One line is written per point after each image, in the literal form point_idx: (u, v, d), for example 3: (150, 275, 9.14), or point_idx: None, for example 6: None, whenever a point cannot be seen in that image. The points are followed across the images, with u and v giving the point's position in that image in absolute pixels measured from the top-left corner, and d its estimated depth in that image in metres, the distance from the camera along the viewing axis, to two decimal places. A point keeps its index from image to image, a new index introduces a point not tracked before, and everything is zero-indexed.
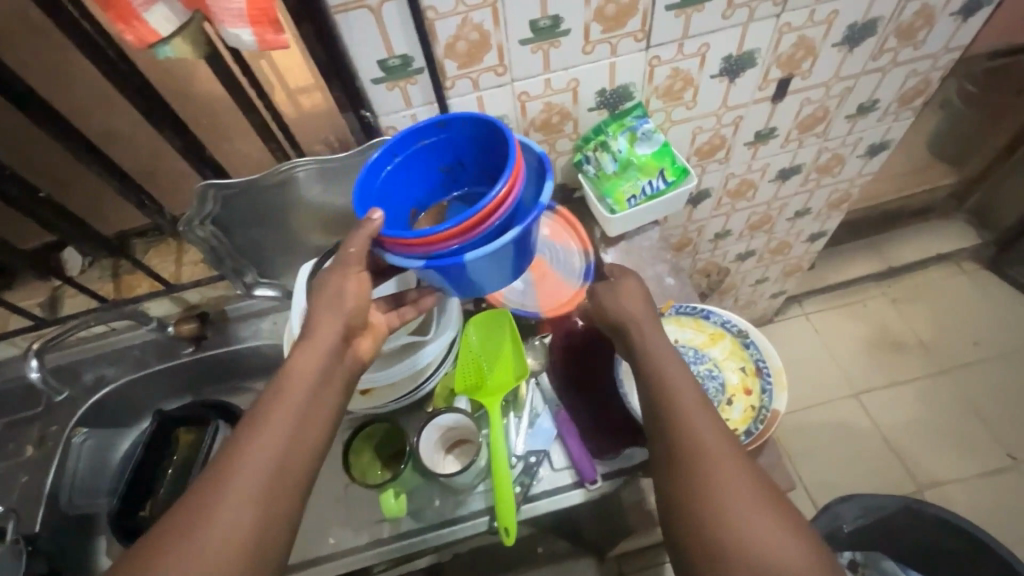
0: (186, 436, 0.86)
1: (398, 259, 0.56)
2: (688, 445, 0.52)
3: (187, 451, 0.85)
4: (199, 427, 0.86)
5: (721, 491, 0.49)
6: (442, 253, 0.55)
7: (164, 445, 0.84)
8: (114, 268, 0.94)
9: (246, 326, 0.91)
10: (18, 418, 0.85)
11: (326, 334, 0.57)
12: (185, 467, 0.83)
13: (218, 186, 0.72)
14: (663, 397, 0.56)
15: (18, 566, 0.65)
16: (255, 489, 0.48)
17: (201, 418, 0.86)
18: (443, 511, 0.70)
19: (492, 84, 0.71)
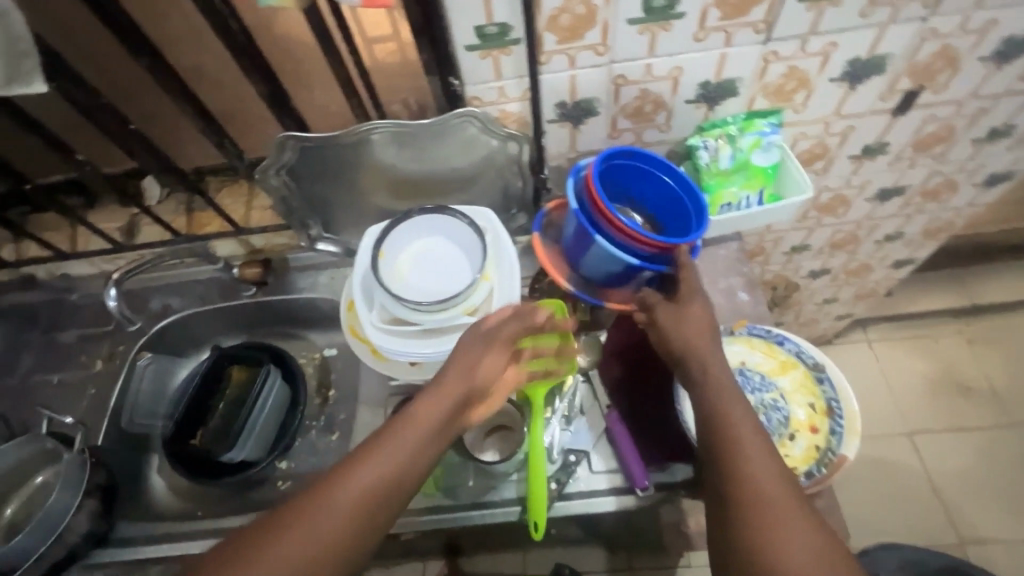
0: (238, 373, 0.88)
1: (620, 252, 0.67)
2: (733, 445, 0.54)
3: (237, 388, 0.87)
4: (251, 367, 0.88)
5: (751, 488, 0.51)
6: (657, 259, 0.68)
7: (218, 379, 0.87)
8: (189, 203, 0.94)
9: (304, 277, 0.92)
10: (90, 333, 0.91)
11: (448, 390, 0.58)
12: (234, 404, 0.85)
13: (297, 138, 0.72)
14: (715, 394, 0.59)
15: (83, 475, 0.70)
16: (349, 521, 0.49)
17: (256, 358, 0.88)
18: (475, 492, 0.71)
19: (590, 63, 0.66)
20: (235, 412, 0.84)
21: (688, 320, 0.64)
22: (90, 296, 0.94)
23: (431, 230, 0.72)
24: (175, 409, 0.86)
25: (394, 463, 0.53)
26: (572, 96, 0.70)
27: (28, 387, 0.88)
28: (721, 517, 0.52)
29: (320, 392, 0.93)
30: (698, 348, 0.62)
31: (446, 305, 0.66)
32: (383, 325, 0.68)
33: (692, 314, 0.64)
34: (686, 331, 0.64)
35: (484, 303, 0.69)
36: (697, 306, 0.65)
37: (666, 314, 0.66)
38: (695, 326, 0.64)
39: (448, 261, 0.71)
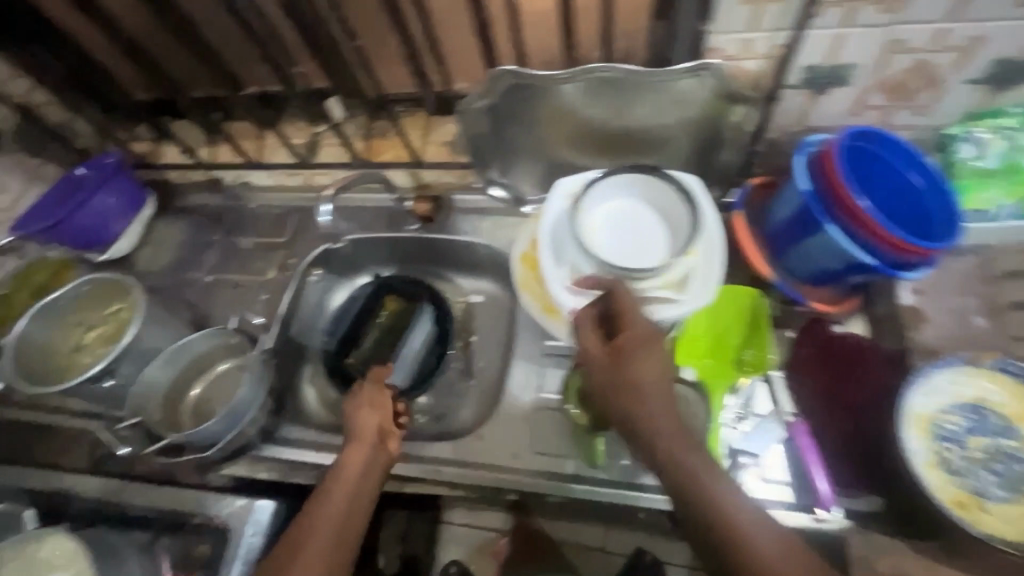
0: (391, 304, 0.89)
1: (851, 247, 0.60)
2: (727, 534, 0.48)
3: (391, 318, 0.88)
4: (406, 300, 0.89)
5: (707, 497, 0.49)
6: (893, 262, 0.60)
7: (374, 306, 0.89)
8: (369, 127, 0.93)
9: (467, 220, 0.90)
10: (266, 242, 0.96)
11: (359, 439, 0.65)
12: (387, 334, 0.86)
13: (511, 75, 0.68)
14: (681, 474, 0.50)
15: (259, 395, 0.72)
16: (325, 559, 0.57)
17: (412, 292, 0.89)
18: (629, 471, 0.68)
19: (867, 22, 0.56)
20: (390, 340, 0.86)
21: (636, 369, 0.53)
22: (267, 206, 0.99)
23: (633, 190, 0.66)
24: (335, 329, 0.89)
25: (337, 510, 0.60)
26: (828, 60, 0.61)
27: (208, 283, 0.95)
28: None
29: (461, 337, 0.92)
30: (651, 418, 0.52)
31: (647, 275, 0.61)
32: (570, 283, 0.65)
33: (640, 364, 0.53)
34: (632, 403, 0.53)
35: (686, 278, 0.63)
36: (646, 355, 0.54)
37: (613, 368, 0.54)
38: (647, 387, 0.52)
39: (645, 226, 0.65)
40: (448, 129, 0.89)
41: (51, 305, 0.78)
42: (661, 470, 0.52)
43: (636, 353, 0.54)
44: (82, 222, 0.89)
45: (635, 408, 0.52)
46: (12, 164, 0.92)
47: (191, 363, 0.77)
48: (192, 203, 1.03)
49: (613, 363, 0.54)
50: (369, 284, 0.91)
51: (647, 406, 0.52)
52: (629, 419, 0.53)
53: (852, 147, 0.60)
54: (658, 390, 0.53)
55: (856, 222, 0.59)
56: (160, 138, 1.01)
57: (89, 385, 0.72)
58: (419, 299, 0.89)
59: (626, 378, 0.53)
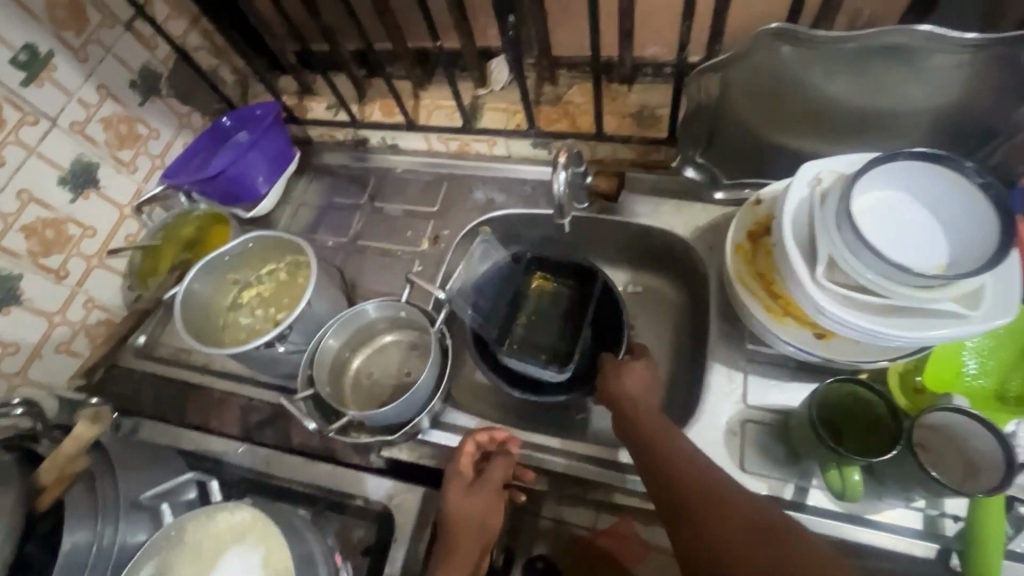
0: (538, 282, 0.81)
1: None
2: (663, 457, 0.56)
3: (550, 297, 0.80)
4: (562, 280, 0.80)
5: (651, 442, 0.58)
6: None
7: (522, 283, 0.80)
8: (538, 93, 0.85)
9: (645, 203, 0.79)
10: (414, 210, 0.89)
11: (464, 545, 0.59)
12: (550, 311, 0.80)
13: (764, 33, 0.60)
14: (651, 419, 0.60)
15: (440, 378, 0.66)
16: None
17: (565, 270, 0.79)
18: (861, 504, 0.59)
19: None
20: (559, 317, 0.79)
21: (636, 365, 0.65)
22: (414, 171, 0.92)
23: (910, 181, 0.56)
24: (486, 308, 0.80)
25: None
26: None
27: (354, 251, 0.89)
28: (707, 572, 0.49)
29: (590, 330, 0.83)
30: (636, 396, 0.63)
31: (936, 286, 0.51)
32: (827, 285, 0.55)
33: (635, 369, 0.65)
34: (622, 377, 0.65)
35: (978, 293, 0.52)
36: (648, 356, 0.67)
37: (615, 362, 0.67)
38: (635, 376, 0.64)
39: (921, 226, 0.55)
40: (631, 99, 0.80)
41: (215, 259, 0.75)
42: (631, 432, 0.60)
43: (630, 367, 0.65)
44: (231, 174, 0.83)
45: (619, 394, 0.64)
46: (166, 109, 0.87)
47: (357, 331, 0.73)
48: (334, 163, 0.97)
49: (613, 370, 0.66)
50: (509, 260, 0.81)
51: (637, 388, 0.64)
52: (607, 389, 0.65)
53: None
54: (644, 383, 0.64)
55: None
56: (307, 92, 0.95)
57: (261, 348, 0.68)
58: (575, 279, 0.79)
59: (626, 371, 0.65)
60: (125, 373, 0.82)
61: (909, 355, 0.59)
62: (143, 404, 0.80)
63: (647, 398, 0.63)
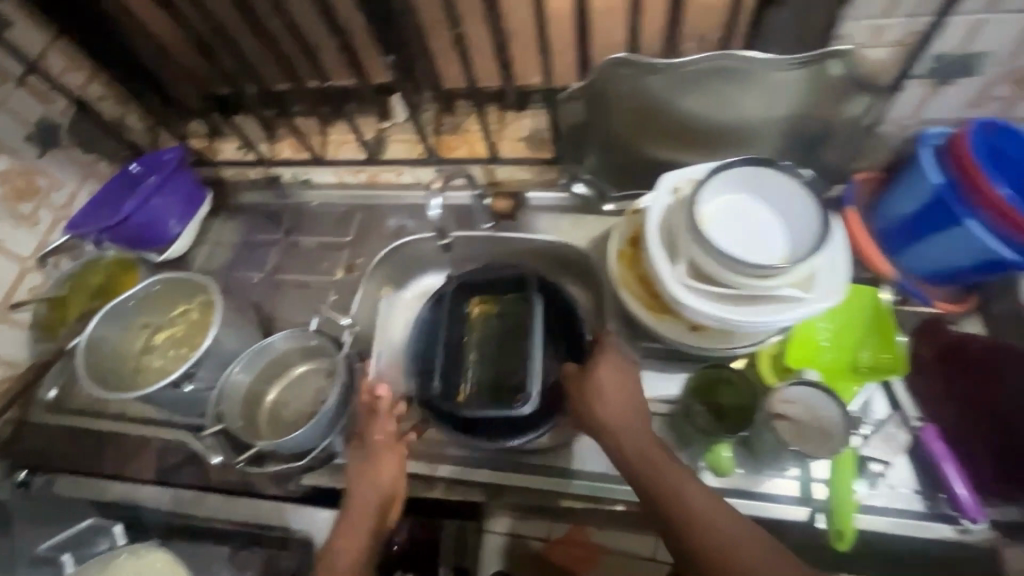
0: (477, 310, 0.78)
1: (996, 239, 0.57)
2: (664, 488, 0.54)
3: (494, 324, 0.78)
4: (501, 299, 0.79)
5: (648, 473, 0.55)
6: None
7: (461, 317, 0.78)
8: (439, 124, 0.90)
9: (545, 220, 0.85)
10: (328, 241, 0.92)
11: (362, 511, 0.63)
12: (500, 336, 0.78)
13: (618, 61, 0.67)
14: (644, 458, 0.56)
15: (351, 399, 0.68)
16: None
17: (498, 288, 0.78)
18: (745, 480, 0.64)
19: (1010, 8, 0.55)
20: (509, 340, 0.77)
21: (611, 388, 0.60)
22: (327, 204, 0.95)
23: (752, 184, 0.63)
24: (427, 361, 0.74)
25: None
26: (959, 48, 0.59)
27: (270, 285, 0.91)
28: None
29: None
30: (616, 423, 0.59)
31: (775, 274, 0.58)
32: (688, 281, 0.61)
33: (606, 376, 0.61)
34: (598, 406, 0.59)
35: (814, 277, 0.60)
36: (609, 361, 0.62)
37: (582, 387, 0.61)
38: (614, 386, 0.60)
39: (766, 222, 0.62)
40: (522, 125, 0.86)
41: (120, 304, 0.75)
42: (622, 461, 0.57)
43: (601, 376, 0.61)
44: (141, 217, 0.84)
45: (600, 410, 0.59)
46: (68, 159, 0.87)
47: (270, 364, 0.74)
48: (248, 202, 0.99)
49: (582, 375, 0.62)
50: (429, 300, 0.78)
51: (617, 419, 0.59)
52: (588, 406, 0.60)
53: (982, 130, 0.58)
54: (622, 393, 0.60)
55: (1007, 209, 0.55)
56: (217, 134, 0.98)
57: (169, 388, 0.68)
58: (514, 291, 0.78)
59: (597, 381, 0.61)
60: (34, 429, 0.81)
61: (772, 337, 0.66)
62: (53, 458, 0.78)
63: (628, 422, 0.59)
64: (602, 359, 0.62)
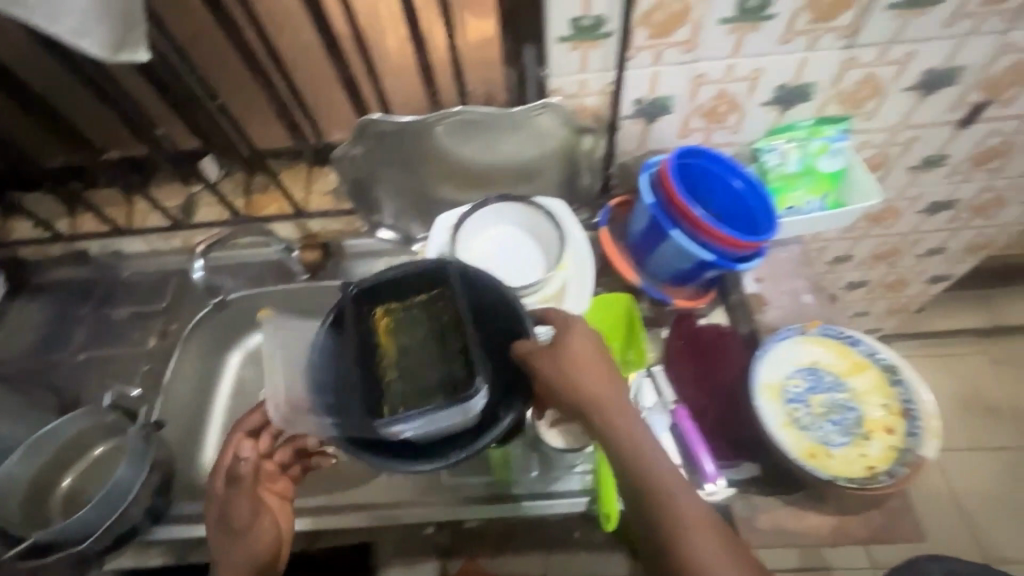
0: (384, 323, 0.58)
1: (700, 246, 0.69)
2: (646, 479, 0.52)
3: (409, 334, 0.58)
4: (410, 302, 0.59)
5: (639, 460, 0.53)
6: (732, 256, 0.70)
7: (369, 341, 0.58)
8: (247, 184, 0.92)
9: (361, 264, 0.90)
10: (142, 310, 0.90)
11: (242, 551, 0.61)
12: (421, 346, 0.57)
13: (377, 122, 0.73)
14: (631, 444, 0.53)
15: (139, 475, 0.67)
16: None
17: (404, 288, 0.60)
18: (538, 483, 0.70)
19: (674, 61, 0.67)
20: (435, 349, 0.57)
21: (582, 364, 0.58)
22: (141, 272, 0.94)
23: (506, 218, 0.72)
24: (345, 395, 0.56)
25: None
26: (650, 93, 0.71)
27: (77, 364, 0.87)
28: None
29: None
30: (598, 403, 0.55)
31: (523, 294, 0.67)
32: None
33: (580, 350, 0.57)
34: (573, 377, 0.55)
35: (561, 291, 0.69)
36: (581, 336, 0.58)
37: (554, 360, 0.55)
38: (590, 361, 0.57)
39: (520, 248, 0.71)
40: (327, 178, 0.90)
41: None
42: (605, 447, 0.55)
43: (574, 347, 0.57)
44: None
45: (580, 390, 0.55)
46: None
47: (59, 449, 0.71)
48: (53, 279, 0.94)
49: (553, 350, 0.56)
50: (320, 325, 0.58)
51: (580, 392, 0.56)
52: (565, 386, 0.55)
53: (676, 157, 0.70)
54: (601, 368, 0.57)
55: (699, 222, 0.68)
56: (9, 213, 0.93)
57: None
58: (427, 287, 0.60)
59: (570, 356, 0.56)
60: None
61: None
62: None
63: (614, 399, 0.55)
64: (569, 331, 0.59)
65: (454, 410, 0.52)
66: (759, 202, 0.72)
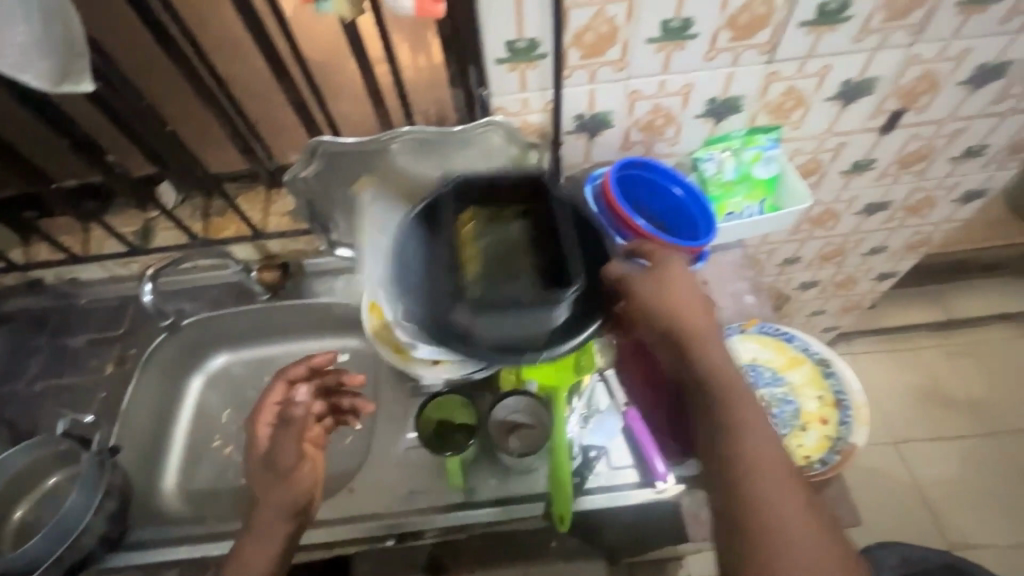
0: (470, 228, 0.73)
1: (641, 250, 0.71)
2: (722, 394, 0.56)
3: (497, 238, 0.73)
4: (499, 215, 0.74)
5: (726, 380, 0.57)
6: None
7: (456, 235, 0.72)
8: (206, 208, 0.93)
9: (321, 283, 0.92)
10: (100, 337, 0.90)
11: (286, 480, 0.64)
12: (508, 249, 0.72)
13: (328, 143, 0.75)
14: (715, 366, 0.58)
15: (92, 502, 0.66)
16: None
17: (497, 203, 0.75)
18: (497, 489, 0.72)
19: (608, 78, 0.71)
20: (526, 254, 0.72)
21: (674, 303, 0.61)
22: (99, 299, 0.93)
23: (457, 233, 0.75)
24: (437, 290, 0.71)
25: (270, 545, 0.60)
26: (589, 109, 0.75)
27: (32, 396, 0.86)
28: (728, 546, 0.50)
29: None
30: (692, 331, 0.60)
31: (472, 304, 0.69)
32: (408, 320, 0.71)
33: (678, 284, 0.63)
34: (671, 305, 0.61)
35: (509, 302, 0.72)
36: (678, 277, 0.63)
37: (652, 290, 0.62)
38: (684, 295, 0.62)
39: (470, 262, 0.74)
40: (285, 200, 0.92)
41: None
42: (687, 366, 0.59)
43: (671, 282, 0.63)
44: None
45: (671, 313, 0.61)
46: None
47: (13, 480, 0.71)
48: (8, 310, 0.93)
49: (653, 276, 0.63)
50: (422, 218, 0.71)
51: (669, 314, 0.61)
52: (660, 307, 0.61)
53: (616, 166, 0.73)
54: (694, 302, 0.62)
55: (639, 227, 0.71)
56: None
57: None
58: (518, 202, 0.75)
59: (668, 290, 0.62)
60: None
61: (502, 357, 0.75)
62: None
63: (707, 333, 0.60)
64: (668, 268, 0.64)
65: (545, 315, 0.66)
66: (699, 210, 0.75)
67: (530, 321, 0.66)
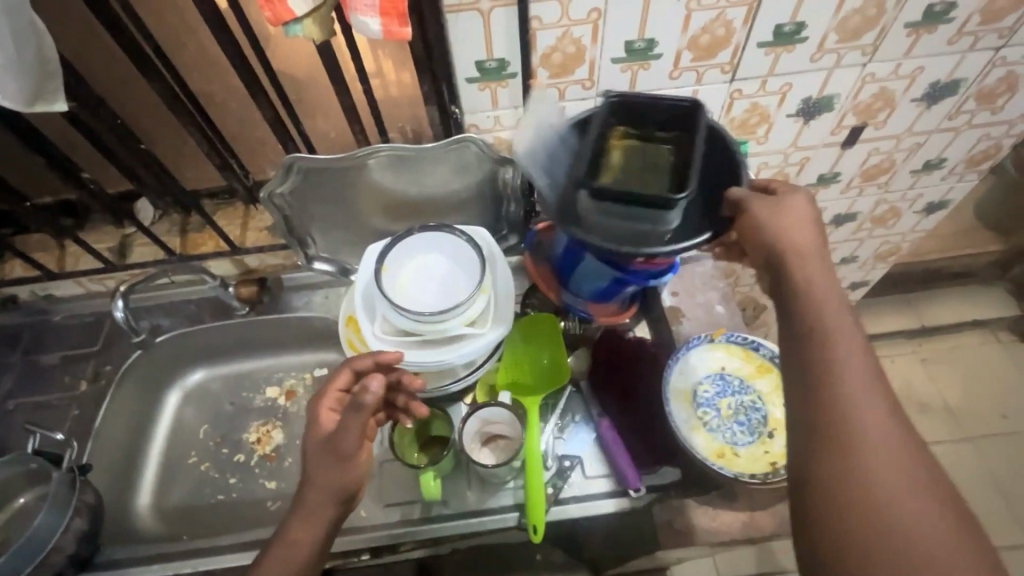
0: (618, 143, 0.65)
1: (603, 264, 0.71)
2: (826, 338, 0.47)
3: (639, 154, 0.63)
4: (650, 134, 0.64)
5: (825, 324, 0.48)
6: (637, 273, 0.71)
7: (603, 138, 0.64)
8: (184, 224, 0.93)
9: (300, 297, 0.93)
10: (74, 354, 0.89)
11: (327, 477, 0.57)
12: (648, 162, 0.63)
13: (304, 160, 0.75)
14: (816, 309, 0.49)
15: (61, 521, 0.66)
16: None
17: (648, 126, 0.65)
18: (473, 500, 0.72)
19: (577, 96, 0.74)
20: (665, 175, 0.62)
21: (779, 233, 0.54)
22: (74, 316, 0.93)
23: (433, 246, 0.75)
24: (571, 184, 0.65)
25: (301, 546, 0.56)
26: None
27: (4, 413, 0.85)
28: (821, 506, 0.42)
29: (259, 430, 0.88)
30: (800, 263, 0.52)
31: (446, 318, 0.69)
32: (383, 334, 0.71)
33: (796, 210, 0.55)
34: (778, 229, 0.54)
35: (483, 313, 0.72)
36: (791, 207, 0.56)
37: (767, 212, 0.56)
38: (792, 226, 0.54)
39: (445, 275, 0.74)
40: (263, 216, 0.93)
41: None
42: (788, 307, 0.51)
43: (777, 213, 0.55)
44: None
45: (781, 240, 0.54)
46: None
47: None
48: None
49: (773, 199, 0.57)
50: (573, 127, 0.67)
51: (776, 242, 0.54)
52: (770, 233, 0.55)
53: None
54: (805, 233, 0.54)
55: None
56: None
57: None
58: (672, 129, 0.64)
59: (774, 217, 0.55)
60: None
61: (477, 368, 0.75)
62: None
63: (819, 270, 0.52)
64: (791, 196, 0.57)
65: (655, 215, 0.59)
66: None
67: (640, 225, 0.60)
